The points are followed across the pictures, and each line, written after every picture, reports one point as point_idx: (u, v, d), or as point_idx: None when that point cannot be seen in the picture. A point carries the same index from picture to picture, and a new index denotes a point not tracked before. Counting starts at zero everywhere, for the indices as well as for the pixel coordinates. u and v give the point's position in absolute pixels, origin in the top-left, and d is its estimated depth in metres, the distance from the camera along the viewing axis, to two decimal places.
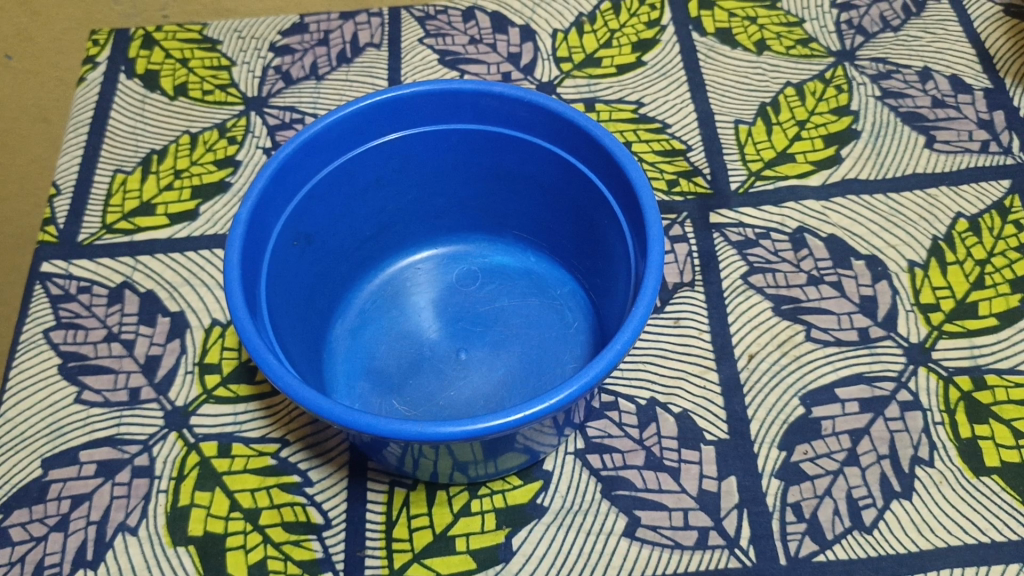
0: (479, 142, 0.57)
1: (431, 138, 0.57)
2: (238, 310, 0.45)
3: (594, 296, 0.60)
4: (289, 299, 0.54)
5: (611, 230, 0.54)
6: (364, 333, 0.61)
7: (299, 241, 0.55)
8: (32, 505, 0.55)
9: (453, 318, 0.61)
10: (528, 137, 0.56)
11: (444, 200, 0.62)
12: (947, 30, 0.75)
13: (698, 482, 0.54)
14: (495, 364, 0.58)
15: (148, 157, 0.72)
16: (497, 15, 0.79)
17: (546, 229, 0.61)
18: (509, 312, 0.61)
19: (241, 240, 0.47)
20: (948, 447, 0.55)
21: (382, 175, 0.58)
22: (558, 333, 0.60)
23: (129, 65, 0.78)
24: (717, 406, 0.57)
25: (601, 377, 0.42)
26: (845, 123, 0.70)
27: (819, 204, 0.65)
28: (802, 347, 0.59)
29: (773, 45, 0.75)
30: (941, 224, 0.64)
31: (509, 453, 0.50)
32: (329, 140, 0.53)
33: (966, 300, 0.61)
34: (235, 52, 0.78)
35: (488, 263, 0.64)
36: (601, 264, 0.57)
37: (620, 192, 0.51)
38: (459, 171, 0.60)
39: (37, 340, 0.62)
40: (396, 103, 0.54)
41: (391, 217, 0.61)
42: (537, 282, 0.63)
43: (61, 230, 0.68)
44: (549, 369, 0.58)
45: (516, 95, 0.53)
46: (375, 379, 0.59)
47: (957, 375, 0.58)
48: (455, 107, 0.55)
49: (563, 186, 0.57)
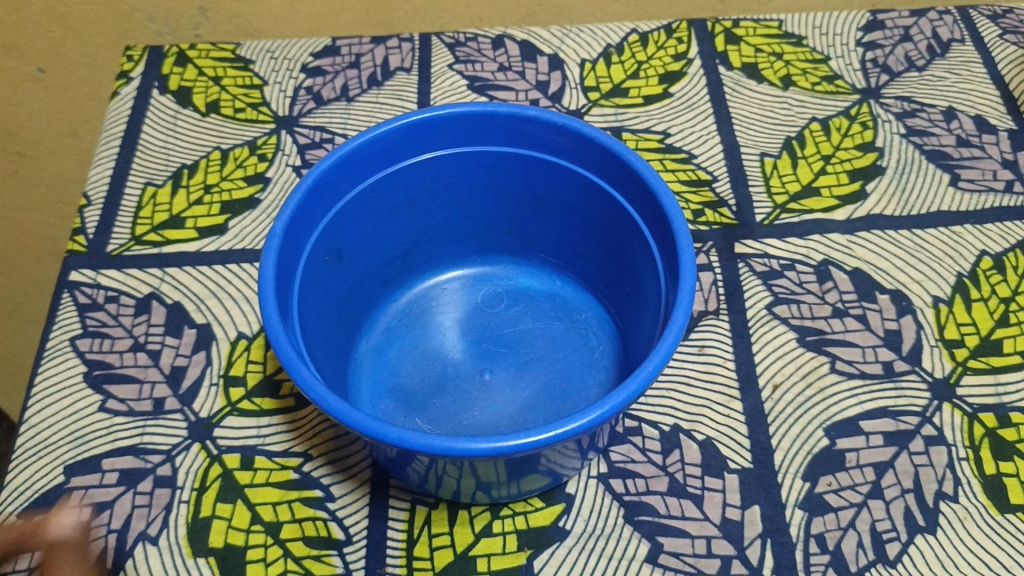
0: (512, 164, 0.58)
1: (464, 159, 0.57)
2: (270, 317, 0.45)
3: (620, 320, 0.60)
4: (319, 312, 0.54)
5: (641, 255, 0.55)
6: (389, 351, 0.61)
7: (330, 256, 0.55)
8: (53, 512, 0.55)
9: (478, 338, 0.61)
10: (561, 161, 0.56)
11: (473, 222, 0.62)
12: (972, 72, 0.76)
13: (721, 510, 0.54)
14: (518, 384, 0.58)
15: (179, 171, 0.72)
16: (526, 43, 0.80)
17: (573, 253, 0.62)
18: (534, 334, 0.61)
19: (276, 251, 0.48)
20: (972, 483, 0.55)
21: (413, 195, 0.59)
22: (582, 356, 0.60)
23: (161, 82, 0.79)
24: (741, 435, 0.57)
25: (633, 397, 0.42)
26: (871, 159, 0.70)
27: (844, 237, 0.66)
28: (827, 378, 0.59)
29: (799, 81, 0.76)
30: (965, 261, 0.65)
31: (533, 474, 0.50)
32: (364, 156, 0.54)
33: (991, 337, 0.61)
34: (268, 72, 0.79)
35: (514, 285, 0.65)
36: (629, 289, 0.58)
37: (652, 218, 0.52)
38: (487, 194, 0.60)
39: (63, 348, 0.62)
40: (430, 125, 0.55)
41: (421, 236, 0.62)
42: (562, 305, 0.63)
43: (90, 240, 0.68)
44: (574, 392, 0.58)
45: (551, 119, 0.53)
46: (399, 397, 0.59)
47: (981, 413, 0.58)
48: (489, 129, 0.56)
49: (593, 211, 0.58)
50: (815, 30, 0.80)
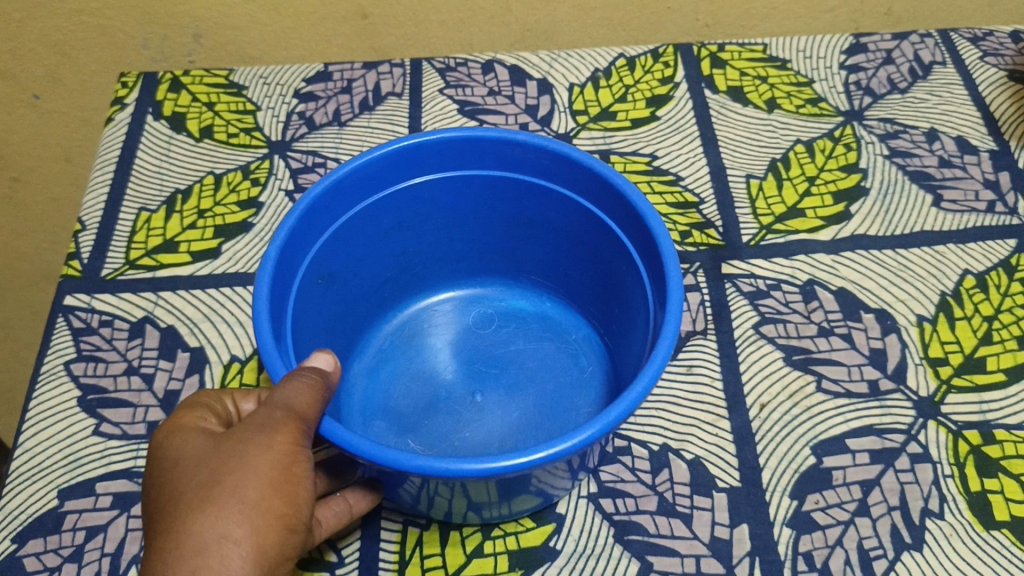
0: (502, 187, 0.59)
1: (455, 182, 0.58)
2: (264, 339, 0.46)
3: (609, 341, 0.61)
4: (312, 334, 0.55)
5: (630, 276, 0.55)
6: (382, 372, 0.62)
7: (322, 279, 0.56)
8: (47, 535, 0.56)
9: (469, 360, 0.62)
10: (549, 186, 0.57)
11: (465, 243, 0.63)
12: (953, 93, 0.78)
13: (710, 529, 0.55)
14: (509, 406, 0.59)
15: (173, 196, 0.73)
16: (516, 68, 0.81)
17: (563, 274, 0.63)
18: (525, 355, 0.62)
19: (269, 274, 0.48)
20: (957, 500, 0.56)
21: (404, 218, 0.59)
22: (572, 377, 0.60)
23: (155, 107, 0.80)
24: (729, 454, 0.58)
25: (624, 417, 0.43)
26: (855, 180, 0.72)
27: (829, 257, 0.67)
28: (814, 397, 0.60)
29: (783, 104, 0.77)
30: (948, 280, 0.66)
31: (524, 495, 0.51)
32: (356, 181, 0.54)
33: (974, 355, 0.62)
34: (261, 97, 0.80)
35: (506, 305, 0.66)
36: (618, 309, 0.59)
37: (641, 240, 0.53)
38: (477, 216, 0.61)
39: (58, 373, 0.63)
40: (420, 151, 0.55)
41: (412, 258, 0.63)
42: (552, 326, 0.64)
43: (85, 265, 0.69)
44: (563, 411, 0.58)
45: (542, 144, 0.54)
46: (391, 419, 0.59)
47: (965, 430, 0.58)
48: (480, 153, 0.56)
49: (583, 233, 0.59)
50: (800, 53, 0.82)
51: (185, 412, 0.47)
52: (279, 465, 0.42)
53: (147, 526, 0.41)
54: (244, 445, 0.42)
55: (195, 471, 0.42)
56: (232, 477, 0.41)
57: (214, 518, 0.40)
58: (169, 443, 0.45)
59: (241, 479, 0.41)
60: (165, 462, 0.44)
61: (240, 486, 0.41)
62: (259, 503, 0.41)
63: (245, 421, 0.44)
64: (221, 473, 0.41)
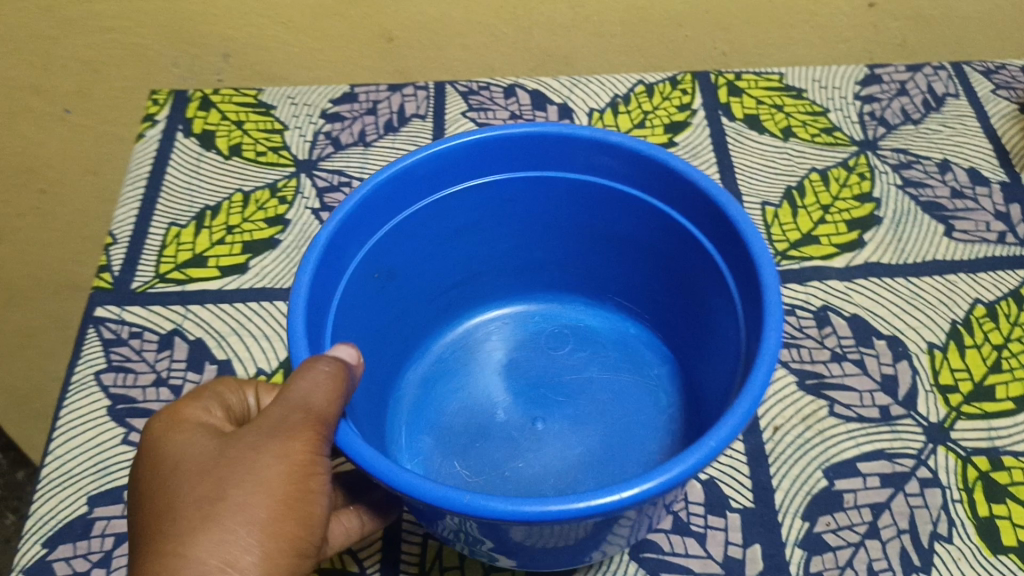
0: (585, 192, 0.61)
1: (538, 183, 0.61)
2: (297, 323, 0.46)
3: (683, 354, 0.66)
4: (361, 325, 0.58)
5: (709, 281, 0.57)
6: (442, 382, 0.69)
7: (380, 274, 0.59)
8: (76, 541, 0.57)
9: (536, 384, 0.67)
10: (628, 191, 0.59)
11: (543, 244, 0.67)
12: (966, 125, 0.79)
13: (723, 548, 0.56)
14: (570, 432, 0.63)
15: (202, 213, 0.75)
16: (537, 93, 0.83)
17: (647, 296, 0.67)
18: (595, 381, 0.67)
19: (318, 255, 0.50)
20: (966, 525, 0.57)
21: (480, 219, 0.63)
22: (637, 401, 0.65)
23: (186, 125, 0.82)
24: (743, 474, 0.59)
25: (660, 490, 0.39)
26: (868, 209, 0.73)
27: (842, 284, 0.68)
28: (826, 421, 0.61)
29: (799, 133, 0.79)
30: (959, 309, 0.67)
31: (565, 550, 0.47)
32: (432, 174, 0.57)
33: (984, 382, 0.63)
34: (288, 117, 0.82)
35: (582, 326, 0.71)
36: (695, 315, 0.62)
37: (721, 238, 0.54)
38: (557, 220, 0.65)
39: (88, 382, 0.64)
40: (502, 144, 0.58)
41: (484, 260, 0.67)
42: (628, 351, 0.69)
43: (116, 277, 0.71)
44: (635, 437, 0.63)
45: (631, 144, 0.56)
46: (439, 436, 0.65)
47: (974, 456, 0.60)
48: (569, 154, 0.59)
49: (662, 243, 0.61)
50: (815, 83, 0.83)
51: (189, 406, 0.48)
52: (294, 478, 0.43)
53: (147, 530, 0.42)
54: (256, 455, 0.43)
55: (203, 479, 0.42)
56: (238, 494, 0.41)
57: (219, 537, 0.40)
58: (175, 444, 0.45)
59: (253, 495, 0.41)
60: (171, 463, 0.44)
61: (252, 502, 0.41)
62: (272, 520, 0.41)
63: (257, 425, 0.44)
64: (230, 485, 0.42)
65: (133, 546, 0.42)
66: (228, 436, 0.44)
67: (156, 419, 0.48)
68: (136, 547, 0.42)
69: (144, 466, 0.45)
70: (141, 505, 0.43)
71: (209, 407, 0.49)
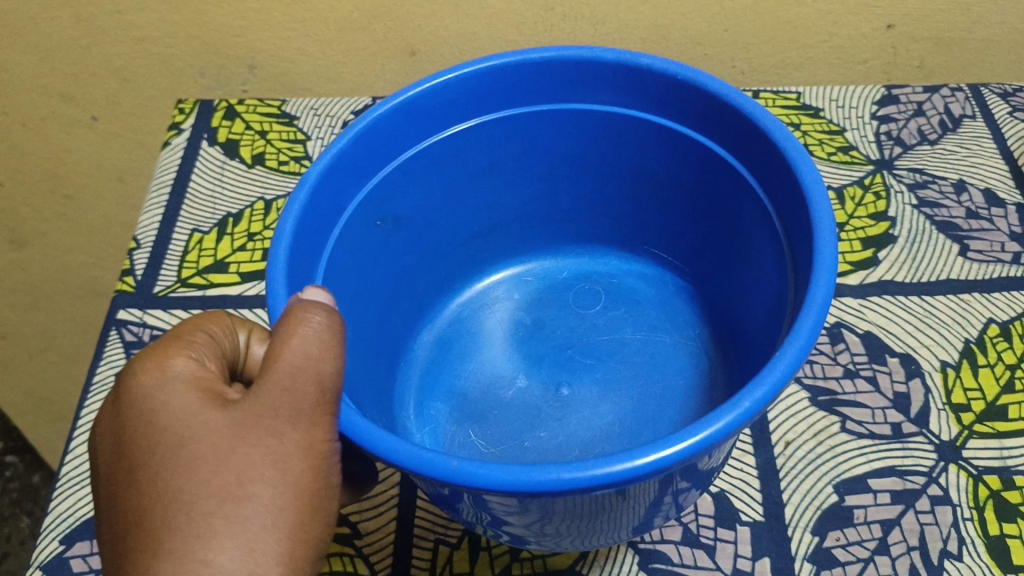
0: (612, 124, 0.64)
1: (563, 117, 0.65)
2: (278, 251, 0.49)
3: (717, 296, 0.69)
4: (365, 268, 0.61)
5: (738, 196, 0.60)
6: (456, 344, 0.72)
7: (383, 222, 0.62)
8: (93, 539, 0.58)
9: (564, 346, 0.70)
10: (651, 118, 0.62)
11: (571, 184, 0.70)
12: (982, 146, 0.80)
13: (732, 561, 0.56)
14: (597, 395, 0.66)
15: (224, 219, 0.77)
16: None
17: (679, 234, 0.70)
18: (627, 342, 0.70)
19: (310, 188, 0.53)
20: (976, 543, 0.57)
21: (496, 159, 0.67)
22: (665, 356, 0.68)
23: (210, 134, 0.84)
24: (753, 488, 0.60)
25: (675, 458, 0.38)
26: (883, 228, 0.74)
27: (857, 302, 0.69)
28: (837, 437, 0.62)
29: (815, 151, 0.80)
30: (972, 328, 0.67)
31: (590, 524, 0.46)
32: (440, 109, 0.61)
33: (996, 402, 0.63)
34: (311, 128, 0.84)
35: (618, 284, 0.75)
36: (729, 244, 0.64)
37: (748, 144, 0.56)
38: (586, 158, 0.68)
39: (109, 384, 0.66)
40: (520, 76, 0.61)
41: (508, 205, 0.71)
42: (664, 307, 0.72)
43: (139, 281, 0.72)
44: (670, 400, 0.65)
45: (657, 65, 0.58)
46: (453, 402, 0.68)
47: (986, 474, 0.59)
48: (594, 84, 0.62)
49: (693, 175, 0.64)
50: (832, 102, 0.84)
51: (176, 358, 0.45)
52: (316, 469, 0.43)
53: (156, 520, 0.41)
54: (275, 441, 0.43)
55: (219, 468, 0.41)
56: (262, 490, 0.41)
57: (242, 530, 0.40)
58: (175, 415, 0.43)
59: (279, 493, 0.42)
60: (173, 438, 0.43)
61: (278, 502, 0.42)
62: (298, 521, 0.42)
63: (264, 397, 0.43)
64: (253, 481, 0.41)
65: (135, 530, 0.41)
66: (234, 407, 0.43)
67: (141, 371, 0.45)
68: (140, 534, 0.41)
69: (138, 434, 0.43)
70: (145, 486, 0.42)
71: (199, 358, 0.47)
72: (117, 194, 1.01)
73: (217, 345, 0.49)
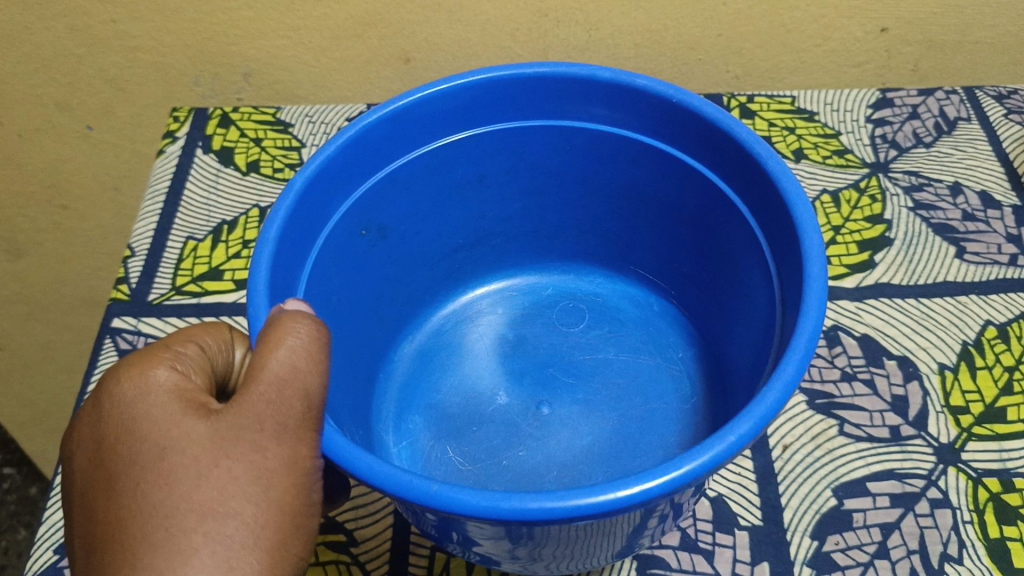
0: (602, 141, 0.64)
1: (554, 132, 0.64)
2: (263, 253, 0.49)
3: (703, 317, 0.69)
4: (348, 278, 0.61)
5: (726, 218, 0.60)
6: (437, 357, 0.72)
7: (370, 231, 0.62)
8: None
9: (547, 364, 0.70)
10: (640, 136, 0.62)
11: (559, 199, 0.70)
12: (977, 149, 0.80)
13: (731, 566, 0.56)
14: (576, 413, 0.66)
15: (218, 227, 0.76)
16: None
17: (667, 256, 0.70)
18: (608, 362, 0.70)
19: (297, 190, 0.53)
20: (976, 546, 0.56)
21: (484, 173, 0.67)
22: (647, 377, 0.68)
23: (205, 142, 0.84)
24: (752, 493, 0.59)
25: (659, 492, 0.38)
26: (879, 230, 0.74)
27: (853, 304, 0.69)
28: (836, 440, 0.61)
29: (811, 155, 0.80)
30: (970, 330, 0.67)
31: (576, 547, 0.46)
32: (429, 122, 0.61)
33: (995, 404, 0.63)
34: (306, 135, 0.84)
35: (602, 302, 0.75)
36: (715, 264, 0.64)
37: (737, 164, 0.56)
38: (576, 174, 0.68)
39: None
40: (511, 90, 0.61)
41: (495, 219, 0.71)
42: (647, 327, 0.72)
43: (133, 290, 0.72)
44: (653, 423, 0.65)
45: (651, 84, 0.58)
46: (429, 416, 0.68)
47: (985, 477, 0.59)
48: (589, 98, 0.61)
49: (680, 196, 0.64)
50: (827, 106, 0.84)
51: (158, 369, 0.45)
52: (298, 485, 0.43)
53: (130, 533, 0.40)
54: (262, 453, 0.42)
55: (201, 482, 0.41)
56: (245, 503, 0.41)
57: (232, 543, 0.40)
58: (157, 424, 0.43)
59: (261, 511, 0.41)
60: (153, 448, 0.42)
61: (259, 519, 0.41)
62: (278, 538, 0.41)
63: (248, 409, 0.43)
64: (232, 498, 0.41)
65: (111, 542, 0.41)
66: (217, 418, 0.43)
67: (124, 378, 0.45)
68: (115, 548, 0.40)
69: (119, 444, 0.43)
70: (123, 498, 0.41)
71: (184, 370, 0.46)
72: (111, 203, 1.01)
73: (206, 358, 0.49)
